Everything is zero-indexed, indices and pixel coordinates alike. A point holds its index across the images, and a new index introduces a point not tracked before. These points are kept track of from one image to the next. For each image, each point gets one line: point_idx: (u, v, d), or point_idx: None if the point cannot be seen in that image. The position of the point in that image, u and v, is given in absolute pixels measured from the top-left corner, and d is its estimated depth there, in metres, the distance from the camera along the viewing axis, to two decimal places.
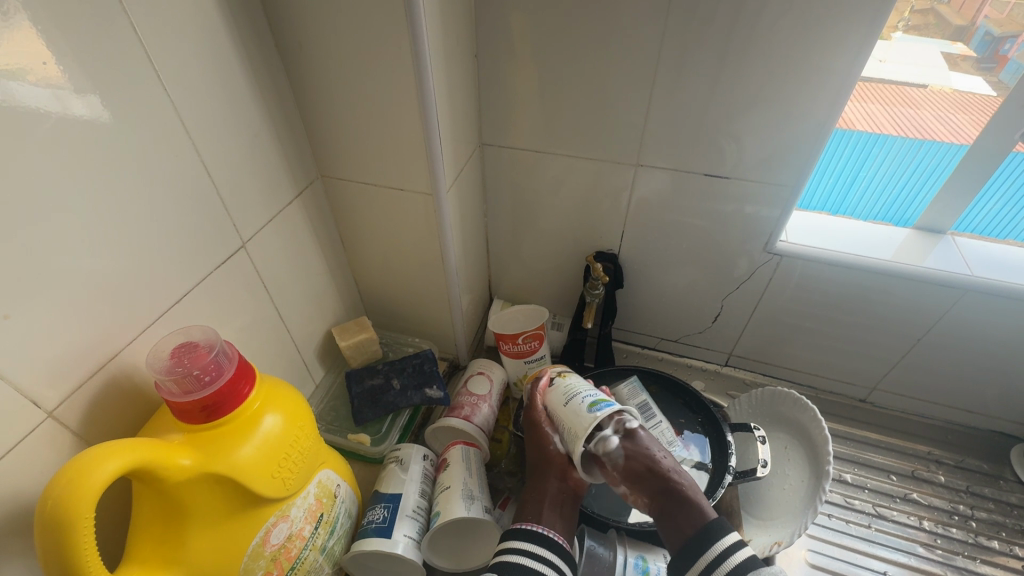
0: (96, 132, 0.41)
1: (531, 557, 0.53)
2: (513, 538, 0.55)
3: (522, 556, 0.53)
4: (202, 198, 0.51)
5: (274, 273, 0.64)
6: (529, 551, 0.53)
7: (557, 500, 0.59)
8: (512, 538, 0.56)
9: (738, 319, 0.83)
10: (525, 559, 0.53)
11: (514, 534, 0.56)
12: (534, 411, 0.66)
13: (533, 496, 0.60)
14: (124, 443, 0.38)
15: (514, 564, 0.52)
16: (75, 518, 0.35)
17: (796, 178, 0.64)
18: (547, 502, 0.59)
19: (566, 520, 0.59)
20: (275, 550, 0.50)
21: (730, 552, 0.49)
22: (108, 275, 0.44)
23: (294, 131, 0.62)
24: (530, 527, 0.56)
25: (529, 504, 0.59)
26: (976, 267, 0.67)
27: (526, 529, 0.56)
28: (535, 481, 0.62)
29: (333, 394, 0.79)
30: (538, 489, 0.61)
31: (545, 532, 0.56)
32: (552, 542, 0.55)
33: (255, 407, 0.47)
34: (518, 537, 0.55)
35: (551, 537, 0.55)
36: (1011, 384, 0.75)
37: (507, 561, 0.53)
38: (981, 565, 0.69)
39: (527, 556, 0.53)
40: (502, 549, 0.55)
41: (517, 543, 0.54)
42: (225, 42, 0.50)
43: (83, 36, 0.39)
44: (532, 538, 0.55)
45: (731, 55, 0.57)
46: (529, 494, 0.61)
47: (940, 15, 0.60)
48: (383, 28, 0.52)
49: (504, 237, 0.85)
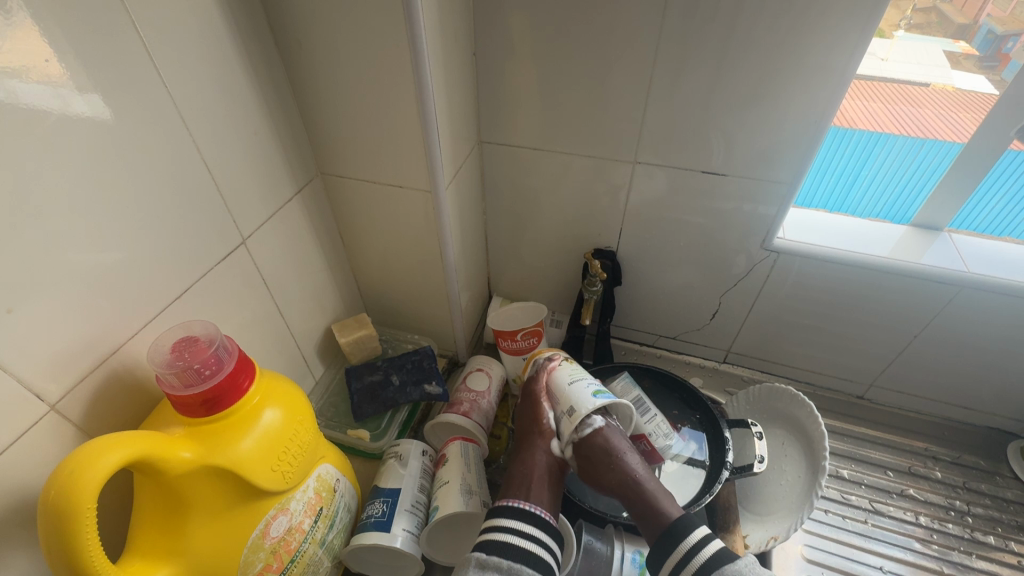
0: (96, 129, 0.41)
1: (519, 536, 0.52)
2: (501, 516, 0.55)
3: (510, 534, 0.53)
4: (202, 194, 0.52)
5: (274, 269, 0.64)
6: (518, 530, 0.53)
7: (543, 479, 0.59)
8: (499, 516, 0.55)
9: (736, 316, 0.83)
10: (514, 537, 0.52)
11: (502, 512, 0.55)
12: (534, 385, 0.67)
13: (522, 472, 0.60)
14: (126, 435, 0.39)
15: (506, 544, 0.52)
16: (77, 508, 0.35)
17: (793, 174, 0.65)
18: (535, 480, 0.59)
19: (552, 496, 0.59)
20: (275, 543, 0.51)
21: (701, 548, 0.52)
22: (108, 271, 0.44)
23: (293, 128, 0.63)
24: (518, 503, 0.55)
25: (517, 479, 0.59)
26: (972, 264, 0.67)
27: (514, 508, 0.55)
28: (524, 456, 0.62)
29: (333, 390, 0.79)
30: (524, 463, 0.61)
31: (534, 510, 0.55)
32: (540, 520, 0.55)
33: (255, 401, 0.48)
34: (505, 514, 0.54)
35: (540, 515, 0.55)
36: (1007, 381, 0.75)
37: (496, 540, 0.52)
38: (977, 560, 0.69)
39: (516, 534, 0.53)
40: (489, 525, 0.54)
41: (506, 521, 0.54)
42: (226, 40, 0.51)
43: (84, 35, 0.39)
44: (522, 517, 0.54)
45: (728, 52, 0.57)
46: (518, 470, 0.60)
47: (943, 14, 0.61)
48: (381, 26, 0.52)
49: (503, 234, 0.85)
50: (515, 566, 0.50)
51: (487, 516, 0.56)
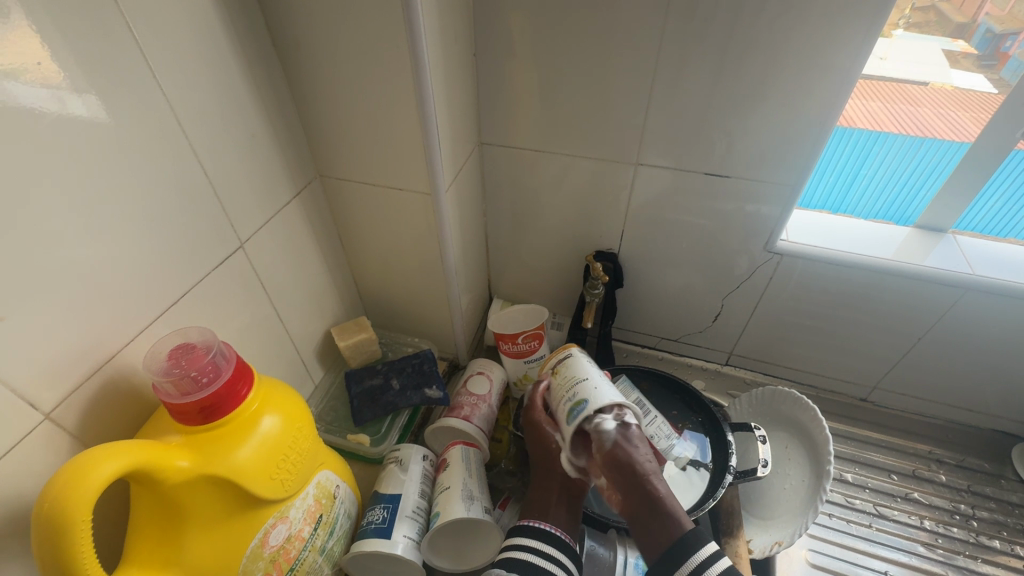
0: (91, 132, 0.41)
1: (540, 555, 0.53)
2: (519, 534, 0.56)
3: (533, 554, 0.53)
4: (199, 197, 0.51)
5: (272, 273, 0.63)
6: (539, 550, 0.54)
7: (559, 501, 0.60)
8: (520, 535, 0.56)
9: (739, 318, 0.83)
10: (536, 557, 0.53)
11: (524, 530, 0.56)
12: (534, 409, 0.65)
13: (540, 496, 0.61)
14: (121, 446, 0.38)
15: (524, 562, 0.53)
16: (72, 521, 0.35)
17: (798, 176, 0.64)
18: (553, 501, 0.60)
19: (570, 514, 0.60)
20: (274, 552, 0.50)
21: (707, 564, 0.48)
22: (104, 276, 0.44)
23: (291, 129, 0.62)
24: (536, 523, 0.56)
25: (536, 503, 0.60)
26: (977, 266, 0.67)
27: (534, 527, 0.56)
28: (541, 477, 0.62)
29: (333, 394, 0.79)
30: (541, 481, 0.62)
31: (552, 530, 0.56)
32: (558, 539, 0.55)
33: (253, 408, 0.47)
34: (524, 533, 0.55)
35: (552, 532, 0.56)
36: (1012, 383, 0.75)
37: (515, 559, 0.53)
38: (982, 565, 0.68)
39: (537, 554, 0.53)
40: (509, 545, 0.55)
41: (527, 540, 0.55)
42: (223, 42, 0.50)
43: (77, 37, 0.38)
44: (543, 536, 0.55)
45: (731, 53, 0.57)
46: (536, 492, 0.61)
47: (942, 13, 0.60)
48: (381, 27, 0.51)
49: (503, 237, 0.85)
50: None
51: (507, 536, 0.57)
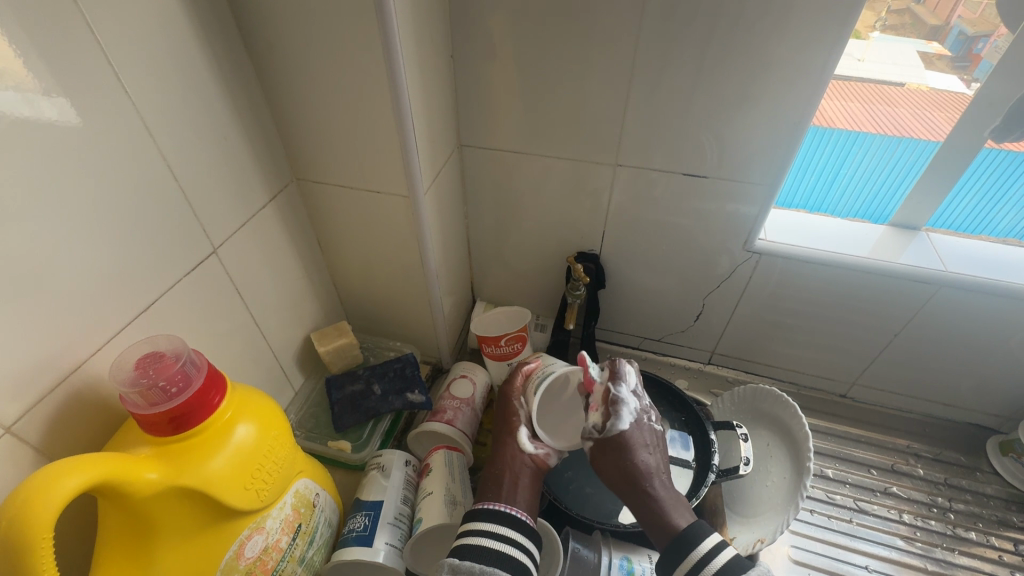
0: (53, 136, 0.39)
1: (496, 538, 0.52)
2: (476, 519, 0.55)
3: (486, 537, 0.53)
4: (169, 202, 0.50)
5: (248, 278, 0.62)
6: (493, 532, 0.53)
7: (513, 486, 0.59)
8: (475, 519, 0.55)
9: (720, 317, 0.83)
10: (489, 539, 0.52)
11: (477, 515, 0.55)
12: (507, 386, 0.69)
13: (492, 477, 0.60)
14: (85, 460, 0.37)
15: (477, 547, 0.52)
16: (31, 542, 0.34)
17: (773, 176, 0.65)
18: (506, 483, 0.59)
19: (529, 498, 0.59)
20: (250, 564, 0.49)
21: (708, 559, 0.51)
22: (67, 285, 0.42)
23: (266, 131, 0.61)
24: (492, 505, 0.56)
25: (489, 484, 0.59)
26: (950, 262, 0.68)
27: (490, 510, 0.55)
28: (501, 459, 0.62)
29: (314, 401, 0.78)
30: (504, 466, 0.61)
31: (509, 510, 0.55)
32: (517, 520, 0.55)
33: (226, 417, 0.46)
34: (483, 517, 0.54)
35: (516, 515, 0.55)
36: (985, 377, 0.76)
37: (468, 543, 0.52)
38: (960, 556, 0.70)
39: (491, 537, 0.53)
40: (465, 530, 0.54)
41: (484, 525, 0.54)
42: (192, 43, 0.49)
43: (38, 36, 0.37)
44: (496, 518, 0.54)
45: (707, 55, 0.57)
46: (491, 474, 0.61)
47: (915, 15, 0.60)
48: (355, 28, 0.51)
49: (485, 238, 0.84)
50: (487, 568, 0.50)
51: (463, 521, 0.56)
